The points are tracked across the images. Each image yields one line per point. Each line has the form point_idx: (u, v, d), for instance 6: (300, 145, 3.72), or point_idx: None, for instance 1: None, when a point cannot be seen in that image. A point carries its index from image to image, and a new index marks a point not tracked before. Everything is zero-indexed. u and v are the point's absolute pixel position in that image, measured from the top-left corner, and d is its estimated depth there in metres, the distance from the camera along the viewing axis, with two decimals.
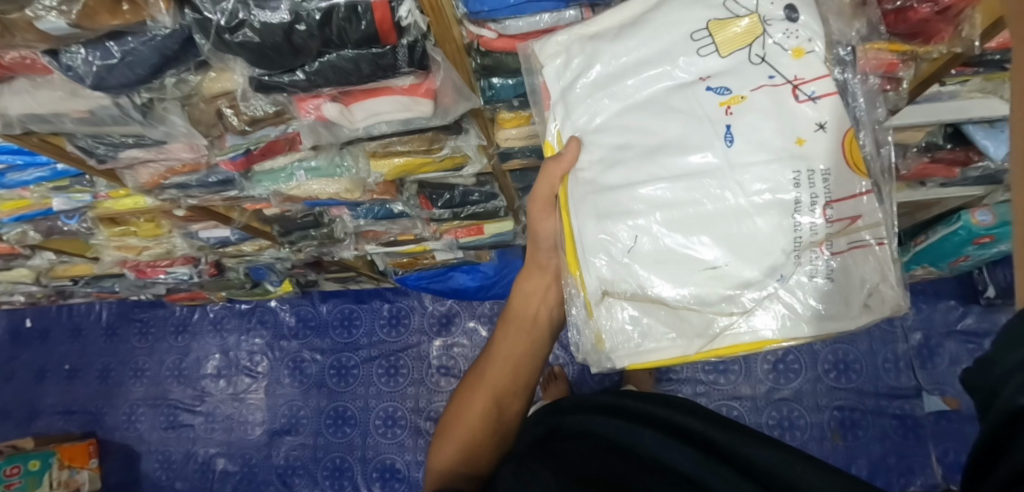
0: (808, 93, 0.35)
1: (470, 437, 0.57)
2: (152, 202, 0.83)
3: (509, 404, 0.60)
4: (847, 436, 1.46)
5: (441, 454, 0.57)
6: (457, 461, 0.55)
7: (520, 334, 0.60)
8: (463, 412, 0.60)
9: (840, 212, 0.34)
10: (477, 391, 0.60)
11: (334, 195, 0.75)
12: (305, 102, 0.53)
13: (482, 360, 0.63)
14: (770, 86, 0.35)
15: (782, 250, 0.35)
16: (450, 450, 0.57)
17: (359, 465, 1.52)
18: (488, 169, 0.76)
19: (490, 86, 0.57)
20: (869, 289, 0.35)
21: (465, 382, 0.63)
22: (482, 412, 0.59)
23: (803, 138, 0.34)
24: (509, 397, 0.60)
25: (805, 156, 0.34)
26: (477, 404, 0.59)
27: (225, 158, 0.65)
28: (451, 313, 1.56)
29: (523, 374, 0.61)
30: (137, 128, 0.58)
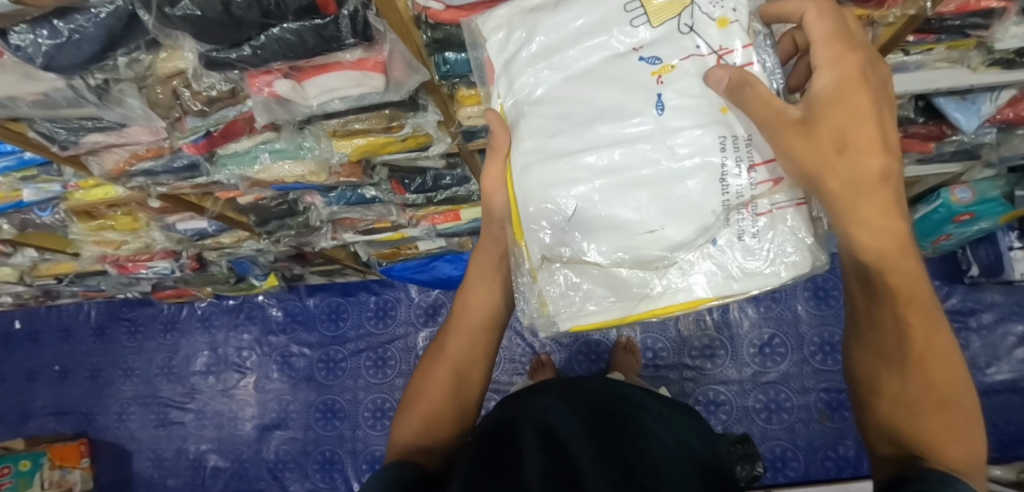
0: (734, 62, 0.35)
1: (430, 412, 0.58)
2: (123, 191, 0.83)
3: (470, 379, 0.60)
4: (834, 417, 1.46)
5: (402, 427, 0.57)
6: (416, 434, 0.56)
7: (477, 309, 0.60)
8: (426, 386, 0.60)
9: (764, 174, 0.35)
10: (438, 363, 0.61)
11: (300, 178, 0.75)
12: (257, 78, 0.53)
13: (443, 334, 0.63)
14: (698, 56, 0.36)
15: (713, 210, 0.35)
16: (411, 425, 0.57)
17: (348, 458, 1.52)
18: (454, 149, 0.76)
19: (445, 61, 0.57)
20: (799, 246, 0.35)
21: (428, 355, 0.63)
22: (443, 386, 0.59)
23: (727, 106, 0.35)
24: (470, 369, 0.60)
25: (730, 123, 0.35)
26: (438, 377, 0.60)
27: (187, 142, 0.65)
28: (437, 304, 1.57)
29: (482, 348, 0.61)
30: (94, 110, 0.59)
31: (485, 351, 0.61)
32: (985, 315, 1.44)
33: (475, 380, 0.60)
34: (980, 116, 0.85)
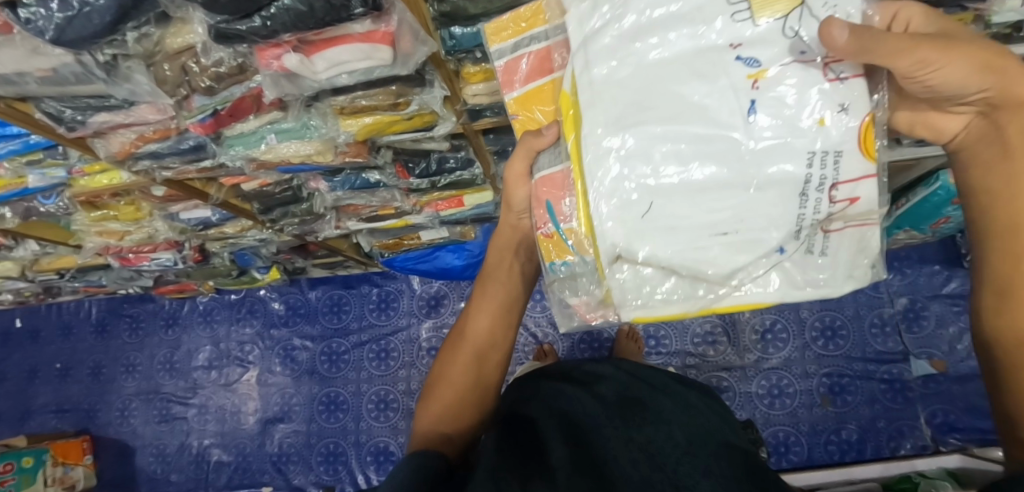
0: (837, 72, 0.32)
1: (454, 398, 0.59)
2: (128, 176, 0.84)
3: (491, 363, 0.61)
4: (836, 401, 1.47)
5: (426, 417, 0.59)
6: (441, 424, 0.57)
7: (497, 293, 0.60)
8: (447, 373, 0.61)
9: (844, 194, 0.32)
10: (458, 354, 0.62)
11: (306, 159, 0.75)
12: (266, 52, 0.53)
13: (462, 323, 0.65)
14: (800, 63, 0.32)
15: (790, 220, 0.33)
16: (431, 414, 0.59)
17: (353, 450, 1.52)
18: (459, 129, 0.76)
19: (451, 36, 0.58)
20: (859, 260, 0.35)
21: (446, 345, 0.65)
22: (464, 372, 0.60)
23: (824, 118, 0.31)
24: (490, 354, 0.61)
25: (824, 137, 0.31)
26: (459, 362, 0.61)
27: (194, 121, 0.65)
28: (439, 295, 1.57)
29: (502, 332, 0.61)
30: (102, 87, 0.59)
31: (505, 334, 0.61)
32: None
33: (496, 364, 0.61)
34: None
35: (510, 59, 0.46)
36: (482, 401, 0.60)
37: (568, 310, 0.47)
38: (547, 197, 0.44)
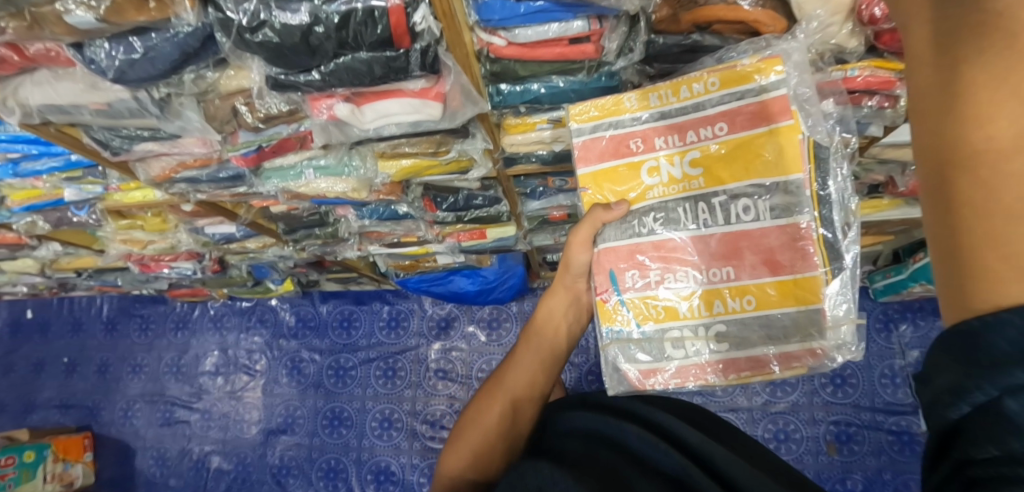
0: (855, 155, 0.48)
1: (483, 443, 0.58)
2: (161, 195, 0.85)
3: (524, 412, 0.60)
4: (843, 450, 1.46)
5: (453, 461, 0.59)
6: (467, 466, 0.57)
7: (539, 348, 0.62)
8: (480, 416, 0.60)
9: None
10: (494, 397, 0.61)
11: (340, 194, 0.76)
12: (318, 101, 0.55)
13: (502, 367, 0.64)
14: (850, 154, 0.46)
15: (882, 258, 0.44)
16: (462, 456, 0.58)
17: (353, 467, 1.51)
18: (493, 173, 0.77)
19: (497, 92, 0.59)
20: None
21: (484, 388, 0.64)
22: (498, 417, 0.59)
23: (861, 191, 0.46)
24: (526, 405, 0.61)
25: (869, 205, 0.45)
26: (495, 407, 0.60)
27: (237, 154, 0.67)
28: (450, 317, 1.57)
29: (541, 383, 0.62)
30: (152, 121, 0.60)
31: (544, 387, 0.61)
32: None
33: (530, 415, 0.60)
34: None
35: (589, 138, 0.50)
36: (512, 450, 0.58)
37: (618, 373, 0.49)
38: (609, 266, 0.49)
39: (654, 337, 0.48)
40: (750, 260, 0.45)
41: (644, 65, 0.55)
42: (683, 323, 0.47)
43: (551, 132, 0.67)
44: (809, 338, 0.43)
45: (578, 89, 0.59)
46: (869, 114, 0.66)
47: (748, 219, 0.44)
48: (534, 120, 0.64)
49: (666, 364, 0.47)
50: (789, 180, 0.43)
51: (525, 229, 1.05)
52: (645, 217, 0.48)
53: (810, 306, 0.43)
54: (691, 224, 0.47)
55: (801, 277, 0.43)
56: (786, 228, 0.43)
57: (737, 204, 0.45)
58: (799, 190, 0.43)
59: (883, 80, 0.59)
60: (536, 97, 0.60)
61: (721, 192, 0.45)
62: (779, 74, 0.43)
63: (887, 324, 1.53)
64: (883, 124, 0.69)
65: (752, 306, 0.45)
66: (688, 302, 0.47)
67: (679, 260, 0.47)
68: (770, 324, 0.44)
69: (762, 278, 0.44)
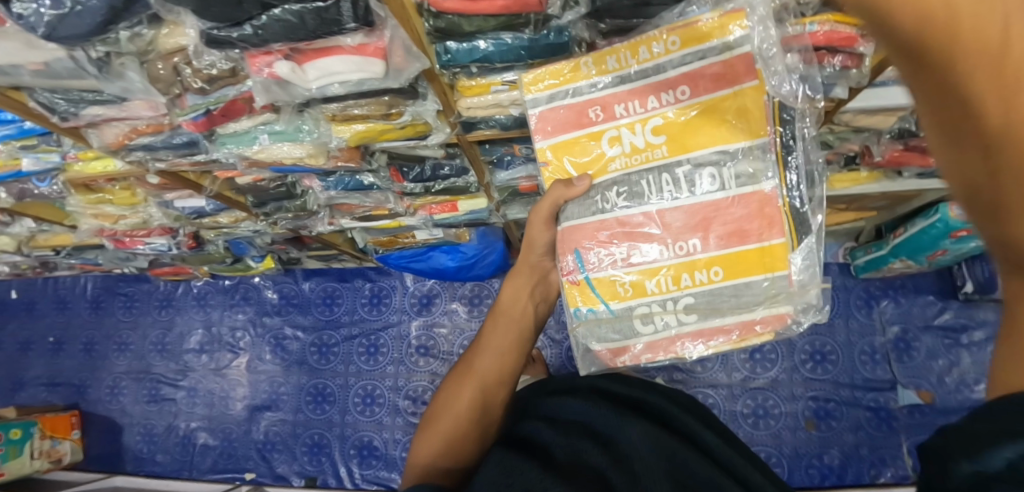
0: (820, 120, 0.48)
1: (454, 431, 0.57)
2: (122, 165, 0.84)
3: (494, 400, 0.59)
4: (821, 425, 1.47)
5: (423, 448, 0.56)
6: (439, 455, 0.55)
7: (509, 332, 0.61)
8: (450, 401, 0.59)
9: None
10: (465, 381, 0.60)
11: (297, 161, 0.75)
12: (257, 58, 0.53)
13: (471, 352, 0.63)
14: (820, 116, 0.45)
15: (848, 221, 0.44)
16: (432, 444, 0.56)
17: (337, 442, 1.53)
18: (453, 139, 0.76)
19: (445, 51, 0.57)
20: None
21: (453, 373, 0.63)
22: (469, 404, 0.58)
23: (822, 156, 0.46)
24: (497, 390, 0.60)
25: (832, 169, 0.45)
26: (465, 394, 0.59)
27: (186, 119, 0.65)
28: (432, 293, 1.58)
29: (512, 367, 0.61)
30: (93, 82, 0.59)
31: (515, 370, 0.61)
32: (977, 332, 1.46)
33: (499, 402, 0.60)
34: None
35: (546, 109, 0.48)
36: (481, 438, 0.57)
37: (590, 354, 0.49)
38: (575, 244, 0.48)
39: (623, 316, 0.47)
40: (717, 231, 0.44)
41: (595, 20, 0.53)
42: (651, 299, 0.46)
43: (508, 95, 0.66)
44: (777, 302, 0.43)
45: (528, 47, 0.57)
46: (833, 75, 0.65)
47: (714, 188, 0.43)
48: (487, 81, 0.63)
49: (636, 341, 0.47)
50: (755, 146, 0.42)
51: (497, 201, 1.04)
52: (608, 192, 0.47)
53: (777, 273, 0.42)
54: (654, 197, 0.45)
55: (766, 244, 0.43)
56: (751, 195, 0.43)
57: (701, 173, 0.44)
58: (764, 154, 0.42)
59: (843, 37, 0.58)
60: (485, 56, 0.58)
61: (685, 162, 0.44)
62: (743, 29, 0.41)
63: (868, 300, 1.53)
64: (849, 85, 0.67)
65: (719, 277, 0.44)
66: (655, 279, 0.46)
67: (644, 236, 0.46)
68: (739, 293, 0.44)
69: (728, 249, 0.43)
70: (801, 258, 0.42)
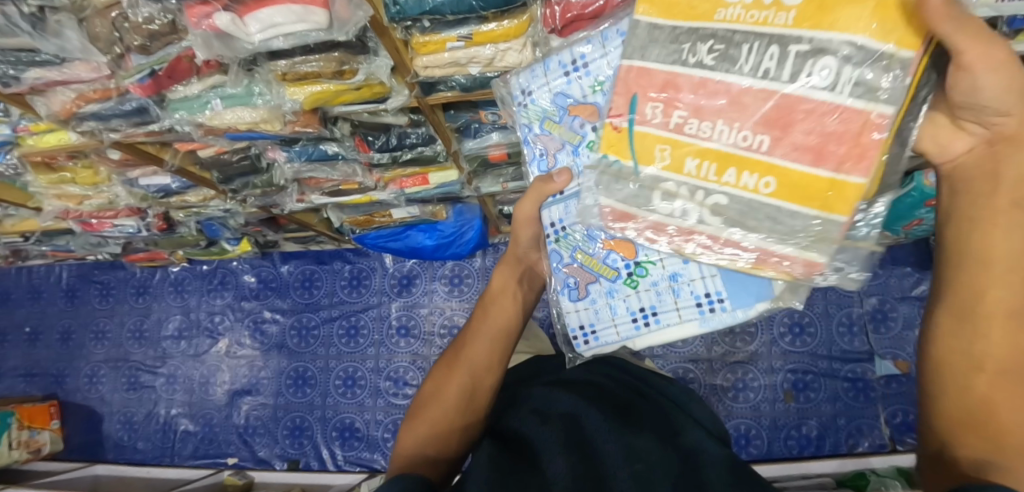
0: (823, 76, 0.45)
1: (440, 417, 0.58)
2: (76, 137, 0.82)
3: (482, 388, 0.60)
4: (799, 396, 1.48)
5: (410, 438, 0.57)
6: (424, 444, 0.56)
7: (496, 321, 0.62)
8: (438, 390, 0.60)
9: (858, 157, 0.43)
10: (452, 371, 0.61)
11: (253, 127, 0.72)
12: (195, 10, 0.52)
13: (460, 341, 0.64)
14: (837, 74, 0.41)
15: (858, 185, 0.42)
16: (419, 432, 0.57)
17: (318, 425, 1.52)
18: (414, 103, 0.74)
19: (394, 2, 0.56)
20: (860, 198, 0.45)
21: (443, 362, 0.64)
22: (458, 391, 0.59)
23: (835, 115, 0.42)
24: (483, 380, 0.60)
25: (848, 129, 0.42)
26: (454, 382, 0.60)
27: (132, 82, 0.63)
28: (411, 274, 1.56)
29: (499, 356, 0.62)
30: (28, 40, 0.57)
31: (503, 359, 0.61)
32: None
33: (488, 390, 0.60)
34: None
35: None
36: (469, 427, 0.58)
37: (597, 207, 0.44)
38: (635, 91, 0.39)
39: (646, 184, 0.40)
40: (794, 139, 0.34)
41: None
42: (683, 180, 0.39)
43: (465, 53, 0.64)
44: (812, 242, 0.36)
45: None
46: None
47: (822, 87, 0.33)
48: (441, 37, 0.62)
49: (646, 215, 0.41)
50: (897, 58, 0.31)
51: (468, 172, 1.02)
52: (700, 42, 0.36)
53: (834, 216, 0.35)
54: (743, 70, 0.35)
55: (840, 179, 0.34)
56: (856, 114, 0.33)
57: (812, 64, 0.33)
58: (901, 73, 0.31)
59: None
60: (435, 7, 0.57)
61: (804, 40, 0.33)
62: None
63: None
64: None
65: (768, 190, 0.36)
66: (698, 162, 0.38)
67: (710, 113, 0.36)
68: (779, 217, 0.37)
69: (794, 163, 0.35)
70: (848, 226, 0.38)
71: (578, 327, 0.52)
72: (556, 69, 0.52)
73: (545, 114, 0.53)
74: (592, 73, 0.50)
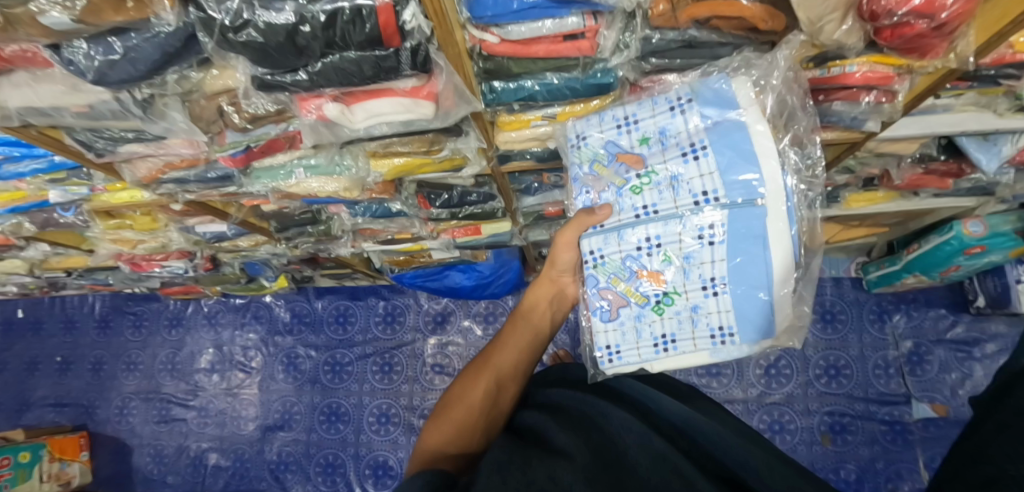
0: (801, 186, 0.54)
1: (465, 420, 0.54)
2: (149, 196, 0.83)
3: (506, 394, 0.57)
4: (836, 440, 1.47)
5: (434, 435, 0.54)
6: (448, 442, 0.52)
7: (525, 333, 0.62)
8: (464, 393, 0.57)
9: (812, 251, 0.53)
10: (479, 375, 0.58)
11: (331, 193, 0.75)
12: (306, 101, 0.53)
13: (487, 350, 0.62)
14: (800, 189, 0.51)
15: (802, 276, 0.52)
16: (444, 432, 0.54)
17: (352, 462, 1.52)
18: (487, 171, 0.77)
19: (490, 90, 0.57)
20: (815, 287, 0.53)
21: (467, 368, 0.61)
22: (484, 394, 0.56)
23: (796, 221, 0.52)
24: (508, 384, 0.58)
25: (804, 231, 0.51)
26: (478, 385, 0.57)
27: (225, 155, 0.65)
28: (446, 311, 1.57)
29: (524, 367, 0.60)
30: (135, 123, 0.59)
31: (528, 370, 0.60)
32: (990, 345, 1.47)
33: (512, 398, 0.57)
34: (1002, 156, 0.87)
35: None
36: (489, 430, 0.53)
37: None
38: None
39: None
40: None
41: (639, 60, 0.54)
42: None
43: (546, 130, 0.66)
44: None
45: (574, 85, 0.57)
46: (866, 109, 0.65)
47: None
48: (528, 117, 0.63)
49: None
50: None
51: (521, 225, 1.04)
52: None
53: None
54: None
55: None
56: None
57: None
58: None
59: (882, 77, 0.58)
60: (531, 95, 0.58)
61: None
62: None
63: (881, 314, 1.54)
64: (881, 119, 0.69)
65: None
66: None
67: None
68: None
69: None
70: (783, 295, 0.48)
71: (604, 346, 0.55)
72: (610, 121, 0.57)
73: (595, 157, 0.57)
74: (641, 129, 0.55)
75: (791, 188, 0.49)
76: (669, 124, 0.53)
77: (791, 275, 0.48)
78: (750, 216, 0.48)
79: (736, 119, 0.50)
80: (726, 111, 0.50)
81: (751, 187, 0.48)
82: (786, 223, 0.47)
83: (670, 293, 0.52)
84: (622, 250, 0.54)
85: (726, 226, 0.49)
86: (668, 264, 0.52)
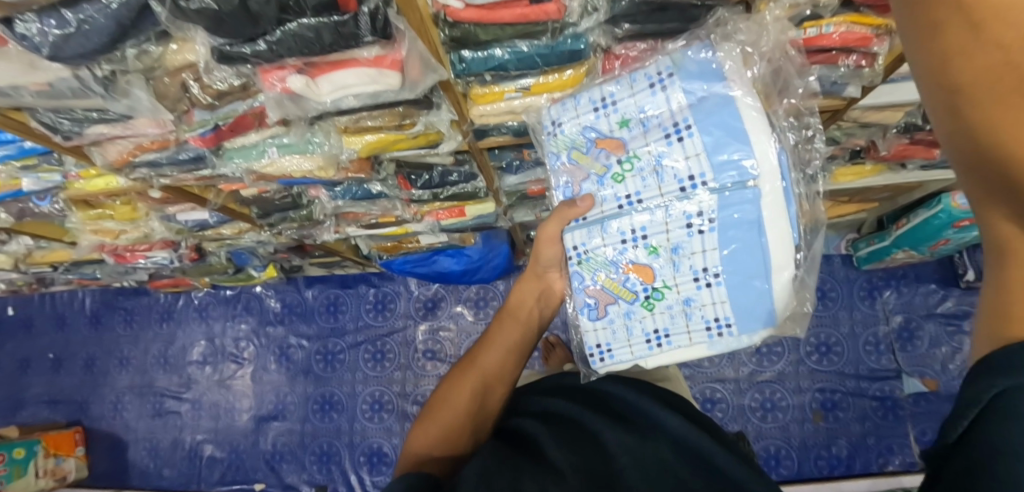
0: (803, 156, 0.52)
1: (452, 422, 0.54)
2: (125, 182, 0.82)
3: (494, 396, 0.57)
4: (828, 416, 1.48)
5: (419, 439, 0.54)
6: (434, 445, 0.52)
7: (511, 332, 0.61)
8: (449, 395, 0.57)
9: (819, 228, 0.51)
10: (465, 376, 0.58)
11: (307, 174, 0.74)
12: (270, 73, 0.52)
13: (473, 348, 0.61)
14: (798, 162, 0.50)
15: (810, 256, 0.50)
16: (429, 435, 0.54)
17: (346, 450, 1.52)
18: (464, 147, 0.75)
19: (460, 60, 0.56)
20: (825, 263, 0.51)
21: (454, 368, 0.61)
22: (469, 398, 0.56)
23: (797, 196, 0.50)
24: (495, 386, 0.58)
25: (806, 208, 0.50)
26: (464, 386, 0.57)
27: (194, 134, 0.64)
28: (436, 298, 1.57)
29: (512, 366, 0.59)
30: (99, 101, 0.57)
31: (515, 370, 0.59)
32: None
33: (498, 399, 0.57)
34: None
35: None
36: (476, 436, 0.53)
37: None
38: None
39: None
40: None
41: (612, 25, 0.52)
42: None
43: (521, 102, 0.64)
44: None
45: (544, 54, 0.56)
46: (846, 73, 0.64)
47: None
48: (501, 89, 0.62)
49: None
50: None
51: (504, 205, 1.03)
52: None
53: None
54: None
55: None
56: None
57: None
58: None
59: (860, 37, 0.57)
60: (501, 64, 0.57)
61: None
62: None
63: (871, 290, 1.54)
64: (862, 83, 0.67)
65: None
66: None
67: None
68: None
69: None
70: (781, 281, 0.48)
71: (595, 345, 0.55)
72: (587, 104, 0.56)
73: (573, 144, 0.56)
74: (620, 110, 0.53)
75: (787, 164, 0.47)
76: (650, 103, 0.52)
77: (790, 258, 0.47)
78: (739, 201, 0.48)
79: (724, 94, 0.48)
80: (713, 86, 0.49)
81: (741, 168, 0.47)
82: (782, 205, 0.47)
83: (660, 288, 0.52)
84: (608, 244, 0.53)
85: (716, 213, 0.48)
86: (655, 257, 0.52)
